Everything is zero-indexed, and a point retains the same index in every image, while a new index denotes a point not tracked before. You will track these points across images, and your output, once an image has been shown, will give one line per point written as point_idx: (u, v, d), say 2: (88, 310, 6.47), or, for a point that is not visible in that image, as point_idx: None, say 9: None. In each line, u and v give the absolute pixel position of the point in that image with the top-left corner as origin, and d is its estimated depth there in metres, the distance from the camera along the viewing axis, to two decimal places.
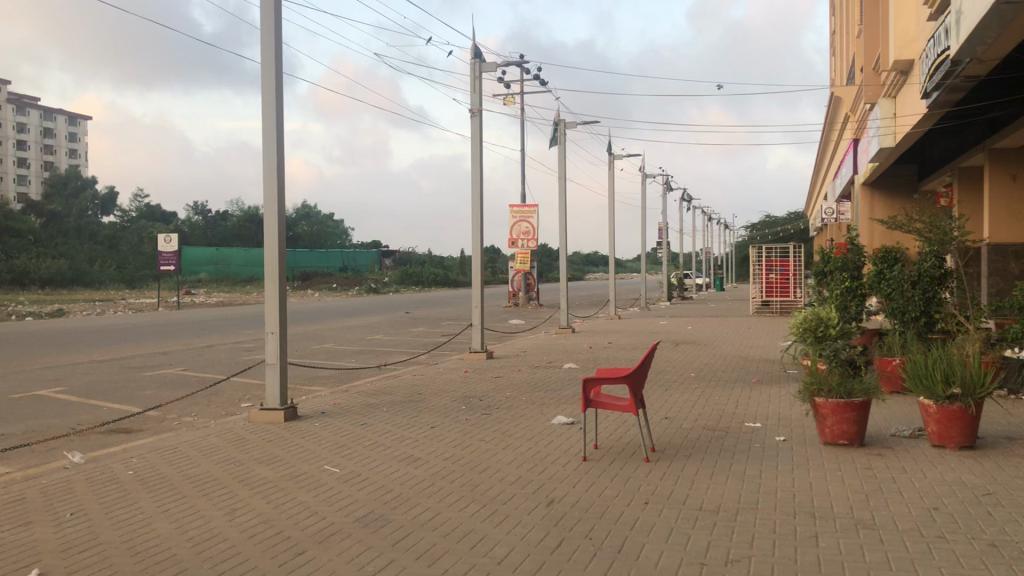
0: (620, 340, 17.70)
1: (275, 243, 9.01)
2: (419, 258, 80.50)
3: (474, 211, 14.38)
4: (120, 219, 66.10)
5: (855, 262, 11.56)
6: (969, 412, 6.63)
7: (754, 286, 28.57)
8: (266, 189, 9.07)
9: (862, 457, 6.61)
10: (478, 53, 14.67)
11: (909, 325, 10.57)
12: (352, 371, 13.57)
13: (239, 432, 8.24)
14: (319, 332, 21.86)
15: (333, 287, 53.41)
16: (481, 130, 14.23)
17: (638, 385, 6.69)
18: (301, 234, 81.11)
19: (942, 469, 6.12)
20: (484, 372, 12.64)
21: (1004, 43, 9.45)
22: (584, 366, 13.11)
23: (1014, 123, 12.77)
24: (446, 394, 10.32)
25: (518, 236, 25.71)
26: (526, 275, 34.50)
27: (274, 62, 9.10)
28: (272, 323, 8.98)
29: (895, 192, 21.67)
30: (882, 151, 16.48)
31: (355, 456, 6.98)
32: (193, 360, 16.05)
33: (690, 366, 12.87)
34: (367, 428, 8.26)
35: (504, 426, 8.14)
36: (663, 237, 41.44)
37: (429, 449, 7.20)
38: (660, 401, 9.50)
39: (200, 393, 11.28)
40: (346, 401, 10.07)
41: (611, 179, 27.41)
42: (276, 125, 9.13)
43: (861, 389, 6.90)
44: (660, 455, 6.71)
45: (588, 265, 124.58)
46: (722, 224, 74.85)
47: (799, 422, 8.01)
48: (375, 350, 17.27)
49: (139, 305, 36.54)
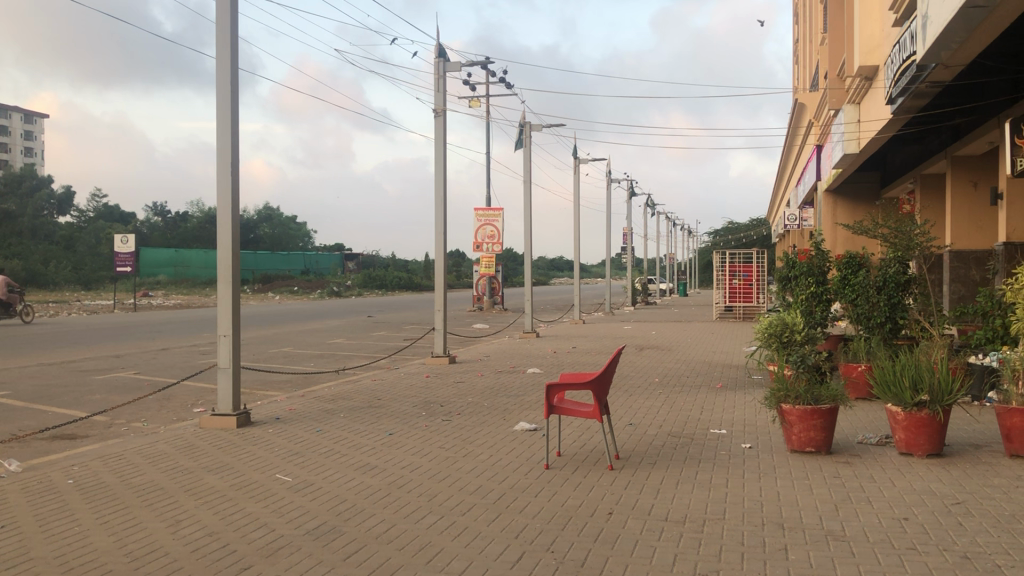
0: (584, 345, 17.54)
1: (229, 241, 8.73)
2: (382, 262, 79.88)
3: (438, 214, 14.15)
4: (76, 220, 64.72)
5: (821, 268, 11.48)
6: (937, 420, 6.53)
7: (717, 292, 28.71)
8: (220, 185, 8.79)
9: (830, 465, 6.48)
10: (443, 52, 14.44)
11: (874, 331, 10.50)
12: (310, 375, 13.26)
13: (189, 438, 7.93)
14: (279, 336, 21.43)
15: (294, 290, 52.72)
16: (445, 131, 14.02)
17: (603, 391, 6.50)
18: (263, 237, 80.12)
19: (910, 478, 6.00)
20: (446, 377, 12.40)
21: (970, 48, 9.42)
22: (547, 371, 12.91)
23: (977, 130, 12.83)
24: (407, 400, 10.07)
25: (484, 240, 25.54)
26: (491, 279, 34.29)
27: (230, 54, 8.82)
28: (225, 326, 8.69)
29: (858, 199, 21.78)
30: (845, 158, 16.53)
31: (309, 465, 6.72)
32: (146, 364, 15.59)
33: (655, 372, 12.72)
34: (323, 434, 7.99)
35: (465, 432, 7.92)
36: (627, 243, 41.49)
37: (386, 457, 6.96)
38: (625, 407, 9.34)
39: (152, 399, 10.92)
40: (302, 406, 9.77)
41: (576, 183, 27.32)
42: (232, 119, 8.86)
43: (828, 396, 6.79)
44: (624, 463, 6.53)
45: (552, 270, 124.80)
46: (685, 231, 75.24)
47: (765, 429, 7.88)
48: (336, 354, 16.94)
49: (93, 308, 35.64)
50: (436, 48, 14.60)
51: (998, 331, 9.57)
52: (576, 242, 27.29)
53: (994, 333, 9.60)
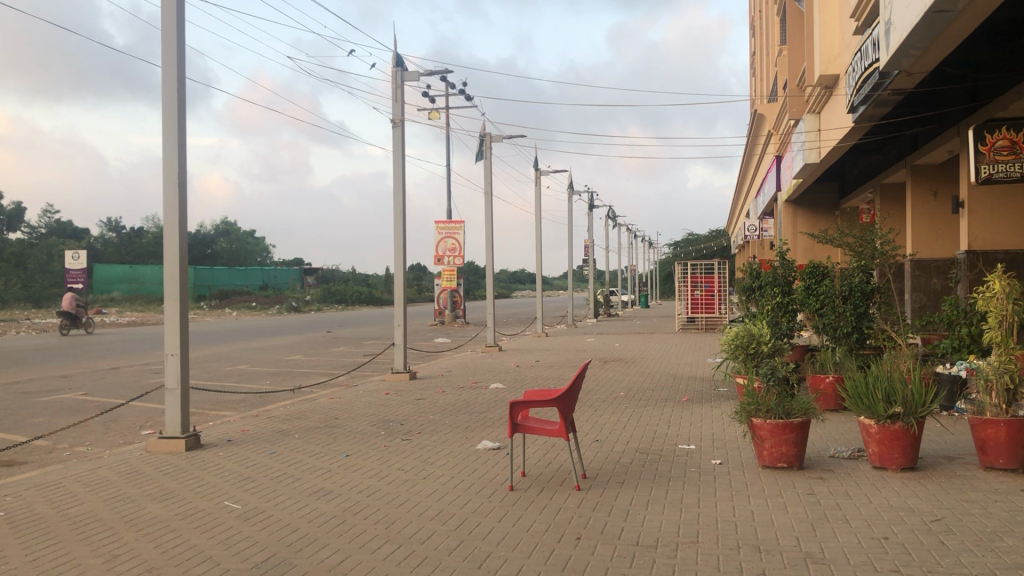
0: (546, 359, 17.29)
1: (177, 255, 8.35)
2: (342, 277, 79.09)
3: (397, 226, 13.82)
4: (27, 237, 63.11)
5: (785, 278, 11.33)
6: (910, 432, 6.37)
7: (679, 304, 28.89)
8: (166, 198, 8.40)
9: (803, 481, 6.26)
10: (401, 61, 14.16)
11: (841, 341, 10.34)
12: (265, 394, 12.83)
13: (133, 464, 7.50)
14: (235, 353, 20.93)
15: (252, 306, 51.96)
16: (403, 141, 13.71)
17: (568, 408, 6.23)
18: (221, 252, 78.92)
19: (886, 493, 5.81)
20: (406, 393, 12.05)
21: (933, 55, 9.35)
22: (510, 387, 12.62)
23: (937, 139, 12.82)
24: (365, 419, 9.71)
25: (445, 253, 25.24)
26: (452, 293, 33.96)
27: (176, 61, 8.45)
28: (172, 344, 8.29)
29: (817, 209, 21.86)
30: (806, 168, 16.51)
31: (259, 490, 6.35)
32: (95, 384, 15.04)
33: (619, 385, 12.49)
34: (276, 457, 7.61)
35: (424, 453, 7.60)
36: (589, 255, 41.37)
37: (342, 480, 6.62)
38: (590, 423, 9.07)
39: (97, 421, 10.43)
40: (255, 427, 9.36)
41: (538, 195, 27.16)
42: (179, 129, 8.48)
43: (799, 409, 6.58)
44: (591, 483, 6.26)
45: (514, 283, 124.64)
46: (645, 243, 75.45)
47: (735, 444, 7.67)
48: (293, 371, 16.51)
49: (44, 326, 34.55)
50: (394, 57, 14.31)
51: (965, 340, 9.50)
52: (538, 255, 27.09)
53: (961, 342, 9.52)
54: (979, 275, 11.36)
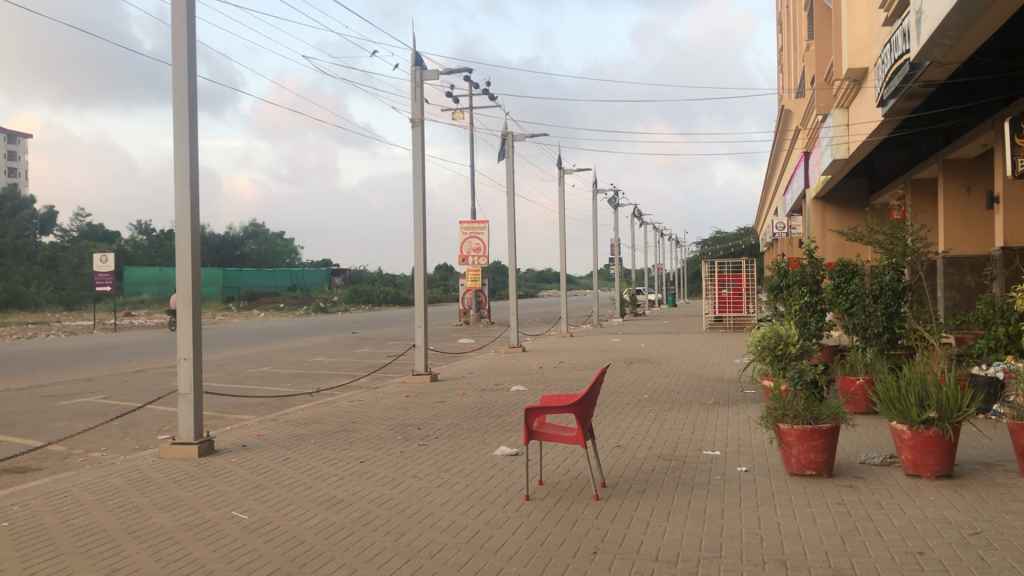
0: (570, 360, 17.04)
1: (189, 257, 8.23)
2: (369, 277, 79.18)
3: (417, 227, 13.66)
4: (58, 240, 63.80)
5: (814, 277, 11.03)
6: (946, 439, 6.06)
7: (707, 302, 28.44)
8: (178, 200, 8.29)
9: (833, 489, 6.00)
10: (420, 60, 13.99)
11: (872, 342, 10.02)
12: (285, 397, 12.71)
13: (146, 471, 7.38)
14: (258, 355, 20.88)
15: (280, 306, 52.17)
16: (423, 140, 13.55)
17: (586, 414, 6.00)
18: (249, 254, 79.34)
19: (919, 503, 5.53)
20: (427, 396, 11.88)
21: (965, 44, 9.02)
22: (532, 388, 12.41)
23: (970, 132, 12.44)
24: (382, 423, 9.55)
25: (469, 253, 25.06)
26: (477, 293, 33.82)
27: (187, 61, 8.33)
28: (185, 349, 8.17)
29: (848, 205, 21.47)
30: (835, 164, 16.14)
31: (269, 500, 6.19)
32: (117, 387, 15.01)
33: (643, 387, 12.23)
34: (289, 464, 7.45)
35: (441, 459, 7.41)
36: (615, 254, 41.07)
37: (355, 488, 6.44)
38: (612, 427, 8.84)
39: (116, 425, 10.35)
40: (272, 432, 9.22)
41: (562, 194, 26.93)
42: (191, 130, 8.37)
43: (828, 414, 6.31)
44: (610, 492, 6.04)
45: (540, 283, 124.40)
46: (672, 241, 74.87)
47: (762, 449, 7.40)
48: (315, 373, 16.41)
49: (74, 329, 34.67)
50: (412, 56, 14.14)
51: (1001, 340, 9.17)
52: (562, 255, 26.84)
53: (997, 342, 9.20)
54: (1016, 270, 10.96)
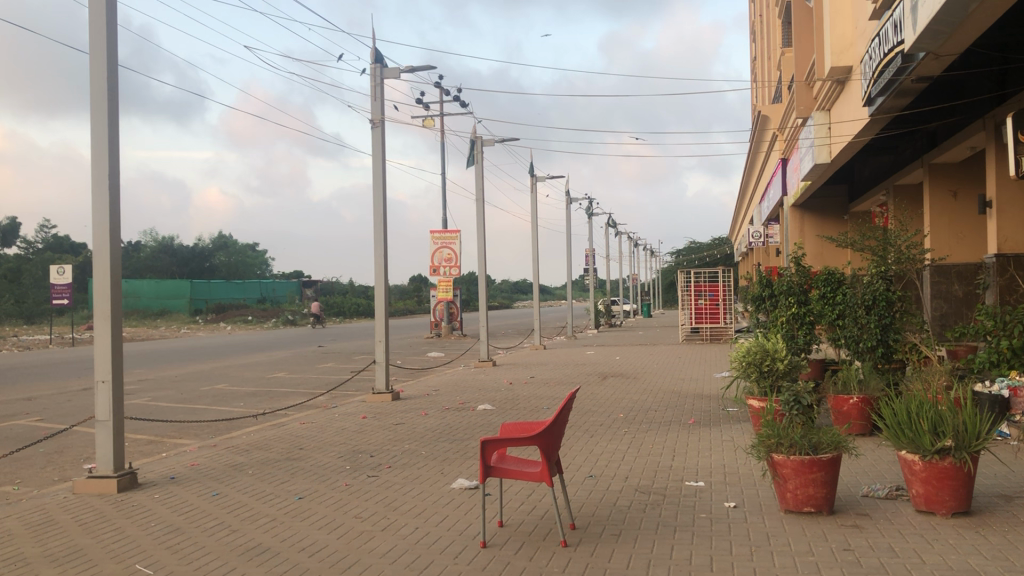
0: (543, 375, 16.20)
1: (108, 267, 7.31)
2: (342, 289, 77.92)
3: (378, 236, 12.81)
4: (22, 252, 62.08)
5: (801, 286, 10.25)
6: (963, 471, 5.29)
7: (682, 313, 27.70)
8: (96, 204, 7.38)
9: (836, 530, 5.21)
10: (380, 57, 13.15)
11: (864, 356, 9.22)
12: (232, 418, 11.75)
13: (52, 510, 6.44)
14: (215, 371, 19.83)
15: (248, 320, 50.89)
16: (383, 143, 12.69)
17: (551, 447, 5.14)
18: (218, 266, 77.91)
19: (941, 550, 4.75)
20: (386, 417, 10.98)
21: (965, 34, 8.33)
22: (500, 408, 11.56)
23: (958, 134, 11.80)
24: (331, 449, 8.66)
25: (441, 264, 24.15)
26: (449, 305, 33.03)
27: (108, 48, 7.43)
28: (103, 370, 7.23)
29: (827, 213, 20.94)
30: (816, 169, 15.48)
31: (184, 548, 5.30)
32: (55, 407, 13.93)
33: (619, 405, 11.42)
34: (218, 502, 6.54)
35: (390, 494, 6.56)
36: (589, 264, 40.33)
37: (287, 533, 5.57)
38: (584, 453, 8.01)
39: (38, 453, 9.35)
40: (207, 462, 8.27)
41: (535, 201, 26.18)
42: (111, 125, 7.47)
43: (828, 443, 5.54)
44: (580, 537, 5.21)
45: (515, 294, 123.89)
46: (647, 251, 74.34)
47: (751, 481, 6.61)
48: (271, 391, 15.46)
49: (28, 344, 33.17)
50: (372, 53, 13.29)
51: (1004, 354, 8.51)
52: (535, 265, 26.06)
53: (1000, 356, 8.55)
54: (1011, 280, 10.28)
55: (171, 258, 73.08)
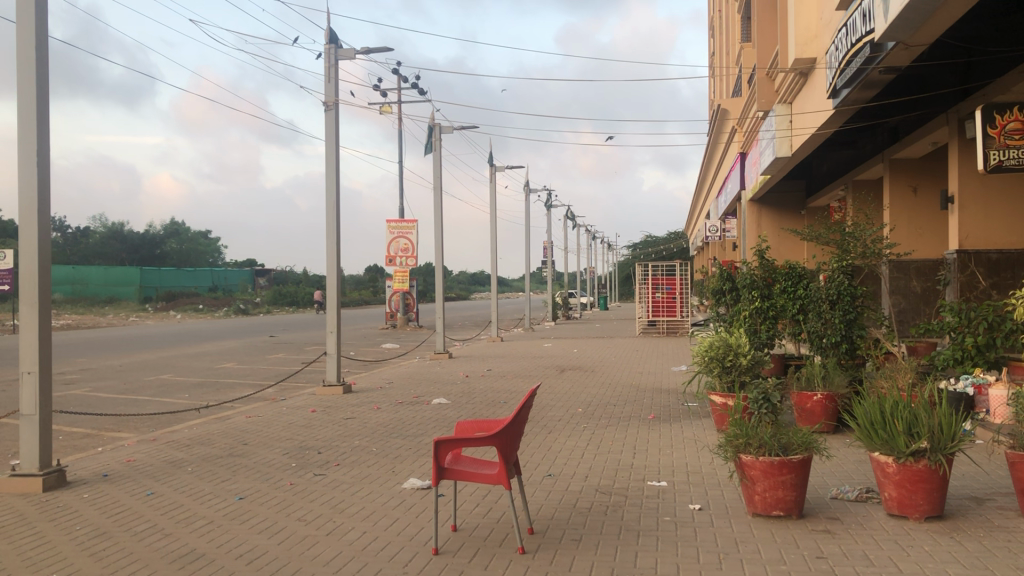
0: (500, 368, 15.85)
1: (36, 251, 6.80)
2: (296, 278, 76.86)
3: (331, 223, 12.36)
4: None
5: (764, 280, 10.00)
6: (938, 473, 5.07)
7: (640, 306, 27.54)
8: (24, 183, 6.87)
9: (807, 536, 4.96)
10: (335, 37, 12.67)
11: (828, 352, 9.02)
12: (174, 411, 11.21)
13: None
14: (161, 361, 19.21)
15: (199, 308, 49.79)
16: (336, 128, 12.22)
17: (509, 447, 4.81)
18: (170, 253, 76.29)
19: (917, 557, 4.52)
20: (335, 411, 10.57)
21: (936, 24, 8.15)
22: (455, 402, 11.21)
23: (923, 128, 11.68)
24: (277, 445, 8.25)
25: (398, 254, 23.69)
26: (405, 295, 32.56)
27: (37, 15, 6.91)
28: (29, 360, 6.73)
29: (784, 208, 20.86)
30: (777, 162, 15.36)
31: (109, 554, 4.89)
32: None
33: (577, 400, 11.14)
34: (152, 502, 6.12)
35: (338, 494, 6.19)
36: (548, 256, 40.03)
37: (224, 538, 5.18)
38: (542, 450, 7.69)
39: None
40: (144, 458, 7.81)
41: (494, 191, 25.80)
42: (40, 98, 6.94)
43: (798, 444, 5.29)
44: (538, 543, 4.89)
45: (471, 285, 123.36)
46: (605, 245, 74.34)
47: (716, 481, 6.36)
48: (218, 382, 14.93)
49: None
50: (327, 34, 12.82)
51: (969, 351, 8.35)
52: (493, 256, 25.71)
53: (964, 353, 8.38)
54: (971, 276, 10.22)
55: (120, 244, 71.45)
